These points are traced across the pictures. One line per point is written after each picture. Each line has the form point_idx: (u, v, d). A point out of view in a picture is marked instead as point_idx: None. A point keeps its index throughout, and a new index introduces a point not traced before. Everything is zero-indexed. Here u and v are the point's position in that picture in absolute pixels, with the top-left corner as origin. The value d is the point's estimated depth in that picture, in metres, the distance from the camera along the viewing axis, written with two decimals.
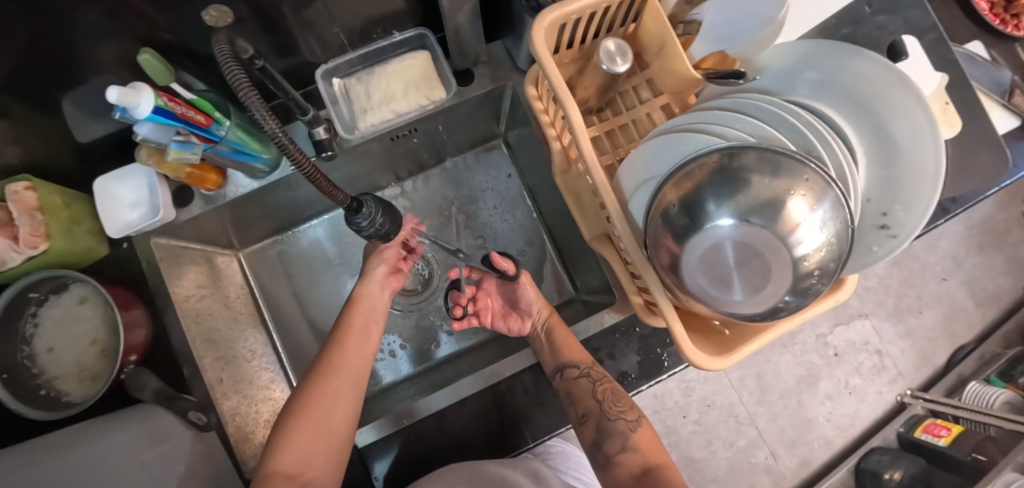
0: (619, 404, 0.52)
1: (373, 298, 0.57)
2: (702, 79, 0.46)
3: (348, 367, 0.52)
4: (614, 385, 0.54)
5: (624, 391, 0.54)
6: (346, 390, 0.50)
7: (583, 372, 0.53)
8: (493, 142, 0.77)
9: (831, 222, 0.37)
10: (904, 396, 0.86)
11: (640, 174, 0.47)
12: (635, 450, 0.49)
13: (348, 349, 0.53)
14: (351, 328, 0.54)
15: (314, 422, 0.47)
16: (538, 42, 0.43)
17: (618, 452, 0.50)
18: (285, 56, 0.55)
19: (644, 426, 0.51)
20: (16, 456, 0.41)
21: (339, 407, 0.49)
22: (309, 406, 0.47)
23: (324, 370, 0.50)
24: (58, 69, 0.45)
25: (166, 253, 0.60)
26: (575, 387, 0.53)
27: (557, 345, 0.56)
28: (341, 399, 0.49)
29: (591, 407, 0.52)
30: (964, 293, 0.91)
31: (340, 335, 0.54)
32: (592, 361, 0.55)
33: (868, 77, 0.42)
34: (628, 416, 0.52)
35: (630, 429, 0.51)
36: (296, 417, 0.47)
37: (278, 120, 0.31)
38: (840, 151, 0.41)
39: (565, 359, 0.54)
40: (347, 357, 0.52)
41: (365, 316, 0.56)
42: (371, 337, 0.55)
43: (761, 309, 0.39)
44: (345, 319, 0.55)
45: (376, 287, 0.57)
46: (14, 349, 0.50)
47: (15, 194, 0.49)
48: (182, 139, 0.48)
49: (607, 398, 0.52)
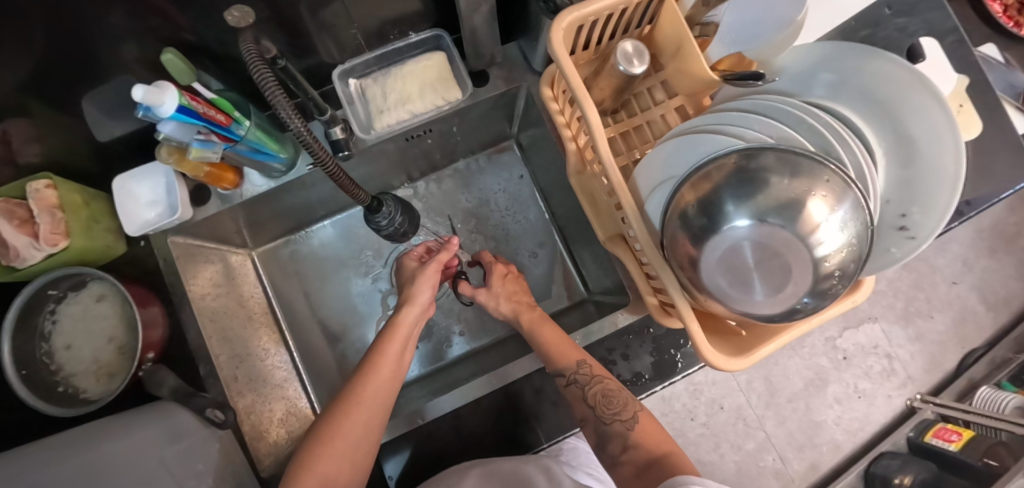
0: (612, 406, 0.49)
1: (409, 327, 0.57)
2: (720, 81, 0.46)
3: (377, 396, 0.50)
4: (608, 386, 0.51)
5: (618, 391, 0.50)
6: (373, 421, 0.48)
7: (571, 379, 0.51)
8: (505, 143, 0.78)
9: (851, 222, 0.37)
10: (914, 400, 0.86)
11: (657, 175, 0.47)
12: (638, 446, 0.46)
13: (382, 379, 0.51)
14: (386, 356, 0.53)
15: (340, 450, 0.45)
16: (556, 42, 0.44)
17: (621, 453, 0.47)
18: (303, 56, 0.56)
19: (643, 423, 0.48)
20: (36, 452, 0.41)
21: (367, 437, 0.48)
22: (338, 435, 0.46)
23: (355, 400, 0.48)
24: (81, 68, 0.46)
25: (182, 251, 0.60)
26: (568, 394, 0.52)
27: (545, 350, 0.54)
28: (368, 429, 0.48)
29: (587, 412, 0.51)
30: (975, 296, 0.91)
31: (374, 362, 0.52)
32: (578, 366, 0.51)
33: (885, 80, 0.42)
34: (623, 416, 0.49)
35: (627, 429, 0.48)
36: (322, 444, 0.45)
37: (304, 121, 0.32)
38: (858, 153, 0.41)
39: (553, 367, 0.52)
40: (379, 386, 0.50)
41: (402, 344, 0.55)
42: (403, 365, 0.54)
43: (780, 309, 0.39)
44: (381, 346, 0.53)
45: (418, 312, 0.58)
46: (33, 346, 0.50)
47: (36, 192, 0.50)
48: (203, 138, 0.49)
49: (598, 402, 0.50)
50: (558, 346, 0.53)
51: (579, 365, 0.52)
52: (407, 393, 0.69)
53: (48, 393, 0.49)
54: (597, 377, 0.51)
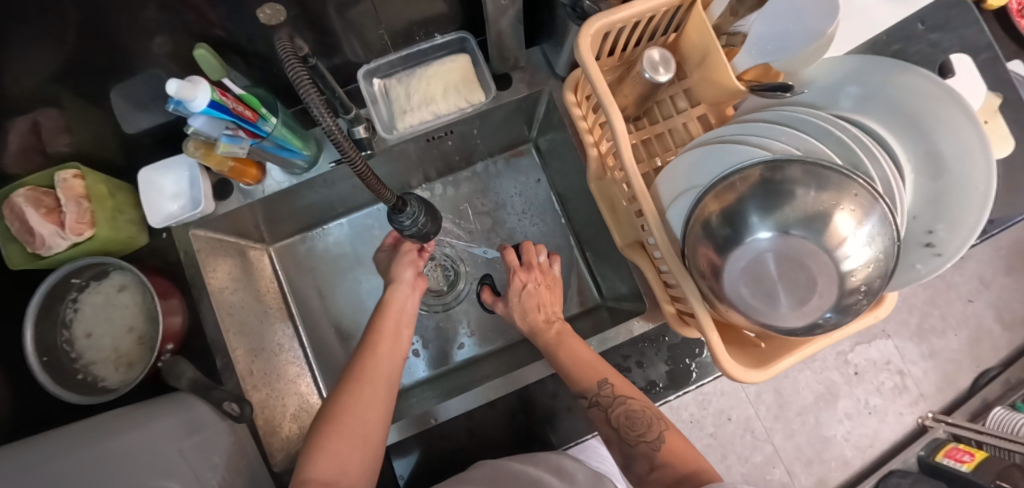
0: (636, 428, 0.48)
1: (402, 303, 0.60)
2: (747, 91, 0.46)
3: (379, 371, 0.51)
4: (631, 406, 0.50)
5: (642, 411, 0.49)
6: (378, 401, 0.49)
7: (592, 401, 0.51)
8: (523, 147, 0.78)
9: (878, 237, 0.37)
10: (925, 418, 0.85)
11: (680, 184, 0.47)
12: (664, 467, 0.45)
13: (380, 354, 0.53)
14: (382, 334, 0.55)
15: (352, 430, 0.46)
16: (583, 47, 0.44)
17: (648, 472, 0.46)
18: (329, 55, 0.56)
19: (669, 442, 0.47)
20: (60, 440, 0.41)
21: (376, 409, 0.48)
22: (348, 412, 0.47)
23: (357, 378, 0.50)
24: (115, 61, 0.46)
25: (203, 244, 0.61)
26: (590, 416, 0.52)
27: (563, 370, 0.54)
28: (375, 404, 0.48)
29: (610, 433, 0.51)
30: (991, 315, 0.90)
31: (372, 340, 0.54)
32: (598, 387, 0.51)
33: (915, 96, 0.42)
34: (648, 437, 0.48)
35: (653, 450, 0.47)
36: (332, 424, 0.46)
37: (333, 114, 0.31)
38: (887, 168, 0.41)
39: (572, 389, 0.52)
40: (379, 362, 0.52)
41: (396, 321, 0.57)
42: (401, 343, 0.56)
43: (803, 322, 0.39)
44: (376, 326, 0.56)
45: (407, 289, 0.61)
46: (54, 333, 0.51)
47: (64, 181, 0.51)
48: (231, 133, 0.49)
49: (621, 424, 0.49)
50: (575, 367, 0.53)
51: (600, 385, 0.51)
52: (417, 394, 0.69)
53: (67, 380, 0.50)
54: (620, 397, 0.51)
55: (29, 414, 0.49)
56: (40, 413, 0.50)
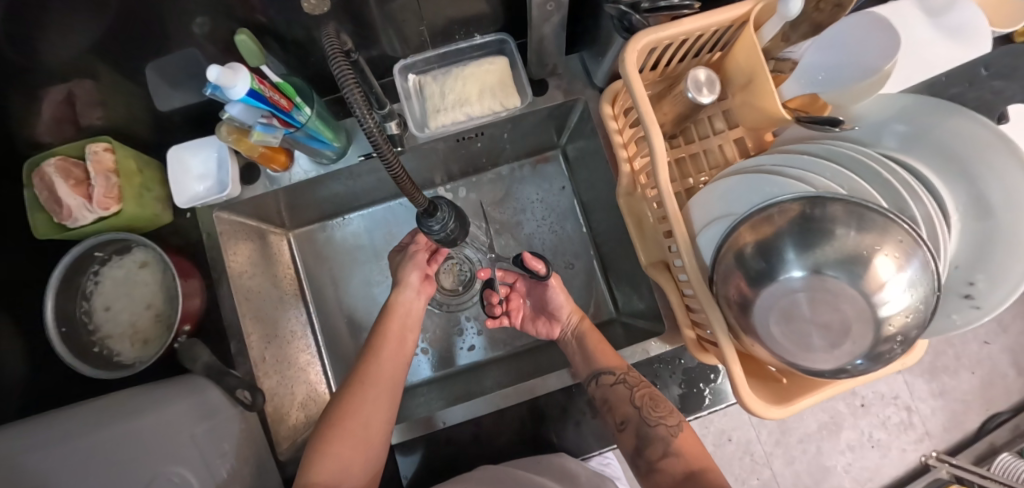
0: (658, 410, 0.52)
1: (408, 307, 0.59)
2: (793, 121, 0.44)
3: (383, 374, 0.52)
4: (653, 392, 0.54)
5: (663, 397, 0.54)
6: (380, 404, 0.50)
7: (619, 378, 0.55)
8: (550, 153, 0.77)
9: (918, 285, 0.35)
10: (929, 457, 0.84)
11: (714, 210, 0.46)
12: (678, 455, 0.49)
13: (383, 357, 0.54)
14: (387, 338, 0.56)
15: (356, 435, 0.47)
16: (629, 62, 0.43)
17: (658, 459, 0.49)
18: (367, 47, 0.56)
19: (686, 431, 0.51)
20: (81, 412, 0.43)
21: (375, 417, 0.49)
22: (350, 414, 0.48)
23: (361, 380, 0.51)
24: (153, 38, 0.46)
25: (225, 227, 0.61)
26: (612, 394, 0.54)
27: (591, 352, 0.58)
28: (377, 409, 0.50)
29: (629, 413, 0.53)
30: (1006, 360, 0.88)
31: (377, 343, 0.55)
32: (627, 367, 0.56)
33: (963, 140, 0.40)
34: (668, 421, 0.51)
35: (671, 434, 0.50)
36: (336, 427, 0.47)
37: (374, 114, 0.29)
38: (931, 210, 0.39)
39: (600, 366, 0.56)
40: (382, 365, 0.53)
41: (401, 324, 0.58)
42: (405, 345, 0.57)
43: (830, 364, 0.38)
44: (381, 327, 0.57)
45: (412, 293, 0.60)
46: (74, 304, 0.52)
47: (94, 154, 0.51)
48: (266, 121, 0.50)
49: (645, 403, 0.53)
50: (603, 350, 0.58)
51: (627, 368, 0.56)
52: (423, 394, 0.69)
53: (83, 352, 0.51)
54: (642, 382, 0.55)
55: (46, 384, 0.49)
56: (55, 382, 0.50)
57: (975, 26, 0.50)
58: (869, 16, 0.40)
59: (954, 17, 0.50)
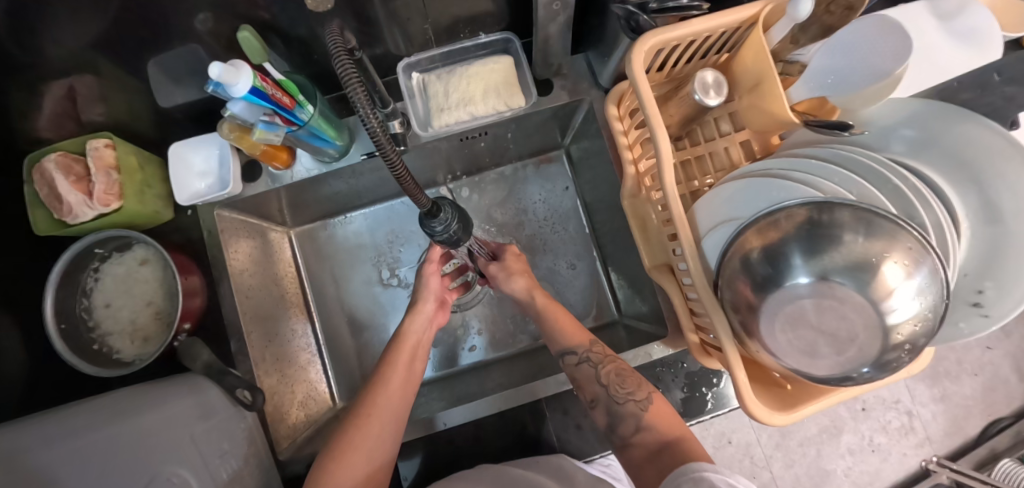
0: (625, 386, 0.51)
1: (418, 336, 0.59)
2: (801, 124, 0.43)
3: (388, 407, 0.51)
4: (620, 366, 0.53)
5: (630, 371, 0.52)
6: (385, 435, 0.50)
7: (582, 358, 0.54)
8: (553, 154, 0.77)
9: (926, 292, 0.35)
10: (929, 462, 0.83)
11: (720, 213, 0.45)
12: (650, 428, 0.48)
13: (392, 390, 0.52)
14: (395, 368, 0.54)
15: (357, 466, 0.47)
16: (635, 63, 0.42)
17: (633, 434, 0.48)
18: (371, 45, 0.55)
19: (656, 403, 0.49)
20: (79, 412, 0.42)
21: (381, 447, 0.49)
22: (353, 446, 0.48)
23: (365, 414, 0.50)
24: (155, 34, 0.46)
25: (226, 225, 0.60)
26: (579, 374, 0.53)
27: (553, 331, 0.58)
28: (382, 439, 0.50)
29: (598, 392, 0.52)
30: (1008, 365, 0.87)
31: (384, 374, 0.54)
32: (590, 344, 0.54)
33: (974, 145, 0.40)
34: (637, 396, 0.50)
35: (641, 409, 0.49)
36: (337, 459, 0.47)
37: (378, 114, 0.29)
38: (941, 217, 0.39)
39: (565, 346, 0.56)
40: (390, 398, 0.52)
41: (411, 354, 0.57)
42: (414, 376, 0.55)
43: (835, 372, 0.38)
44: (391, 357, 0.56)
45: (423, 320, 0.60)
46: (74, 301, 0.51)
47: (95, 150, 0.51)
48: (268, 119, 0.49)
49: (612, 380, 0.51)
50: (568, 328, 0.57)
51: (591, 343, 0.55)
52: (423, 395, 0.69)
53: (83, 350, 0.50)
54: (608, 358, 0.53)
55: (45, 382, 0.49)
56: (54, 379, 0.50)
57: (987, 31, 0.49)
58: (876, 19, 0.40)
59: (964, 21, 0.50)
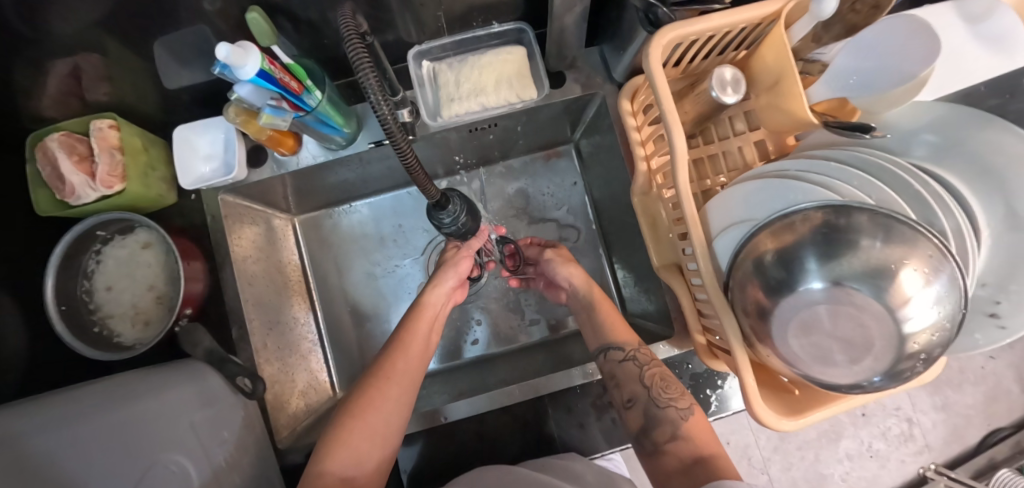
0: (669, 391, 0.49)
1: (435, 308, 0.58)
2: (819, 125, 0.42)
3: (405, 370, 0.51)
4: (665, 372, 0.51)
5: (675, 378, 0.50)
6: (403, 398, 0.49)
7: (629, 355, 0.52)
8: (562, 148, 0.76)
9: (945, 301, 0.33)
10: (927, 469, 0.83)
11: (734, 213, 0.44)
12: (687, 440, 0.45)
13: (411, 354, 0.52)
14: (414, 336, 0.54)
15: (372, 427, 0.46)
16: (653, 56, 0.41)
17: (666, 442, 0.46)
18: (383, 31, 0.54)
19: (696, 415, 0.47)
20: (76, 397, 0.42)
21: (394, 414, 0.48)
22: (371, 408, 0.47)
23: (385, 375, 0.50)
24: (162, 15, 0.45)
25: (230, 211, 0.60)
26: (621, 371, 0.52)
27: (601, 324, 0.57)
28: (397, 409, 0.48)
29: (638, 392, 0.50)
30: (1011, 375, 0.85)
31: (404, 338, 0.53)
32: (640, 344, 0.53)
33: (999, 150, 0.39)
34: (679, 404, 0.48)
35: (682, 418, 0.47)
36: (356, 418, 0.46)
37: (388, 100, 0.27)
38: (962, 223, 0.38)
39: (612, 340, 0.54)
40: (408, 362, 0.52)
41: (429, 326, 0.56)
42: (428, 349, 0.55)
43: (846, 380, 0.37)
44: (407, 326, 0.55)
45: (442, 295, 0.59)
46: (75, 282, 0.51)
47: (99, 130, 0.50)
48: (275, 104, 0.48)
49: (656, 384, 0.49)
50: (619, 324, 0.56)
51: (638, 343, 0.53)
52: (426, 387, 0.69)
53: (83, 332, 0.50)
54: (654, 361, 0.52)
55: (45, 365, 0.49)
56: (55, 364, 0.50)
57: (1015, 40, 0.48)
58: (913, 20, 0.38)
59: (992, 26, 0.48)
